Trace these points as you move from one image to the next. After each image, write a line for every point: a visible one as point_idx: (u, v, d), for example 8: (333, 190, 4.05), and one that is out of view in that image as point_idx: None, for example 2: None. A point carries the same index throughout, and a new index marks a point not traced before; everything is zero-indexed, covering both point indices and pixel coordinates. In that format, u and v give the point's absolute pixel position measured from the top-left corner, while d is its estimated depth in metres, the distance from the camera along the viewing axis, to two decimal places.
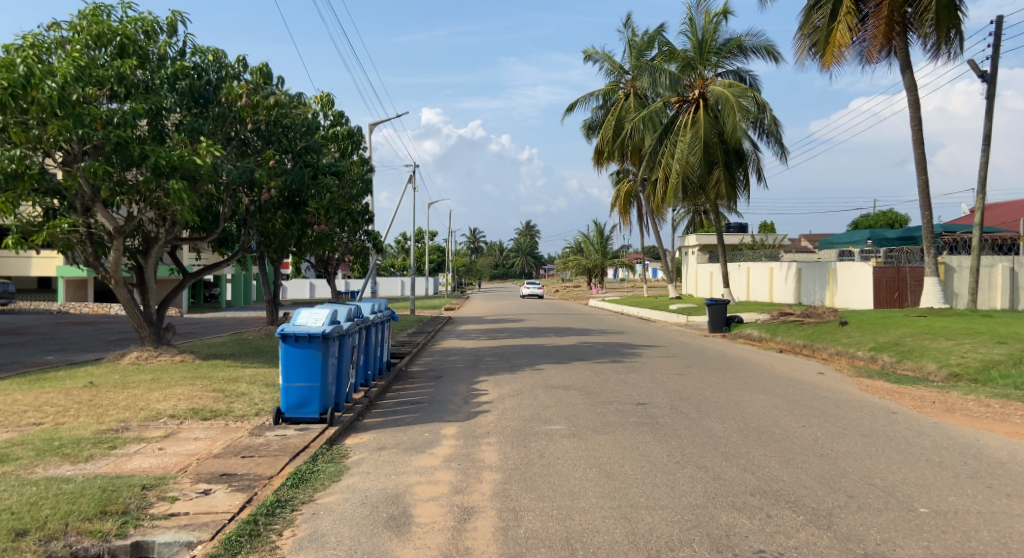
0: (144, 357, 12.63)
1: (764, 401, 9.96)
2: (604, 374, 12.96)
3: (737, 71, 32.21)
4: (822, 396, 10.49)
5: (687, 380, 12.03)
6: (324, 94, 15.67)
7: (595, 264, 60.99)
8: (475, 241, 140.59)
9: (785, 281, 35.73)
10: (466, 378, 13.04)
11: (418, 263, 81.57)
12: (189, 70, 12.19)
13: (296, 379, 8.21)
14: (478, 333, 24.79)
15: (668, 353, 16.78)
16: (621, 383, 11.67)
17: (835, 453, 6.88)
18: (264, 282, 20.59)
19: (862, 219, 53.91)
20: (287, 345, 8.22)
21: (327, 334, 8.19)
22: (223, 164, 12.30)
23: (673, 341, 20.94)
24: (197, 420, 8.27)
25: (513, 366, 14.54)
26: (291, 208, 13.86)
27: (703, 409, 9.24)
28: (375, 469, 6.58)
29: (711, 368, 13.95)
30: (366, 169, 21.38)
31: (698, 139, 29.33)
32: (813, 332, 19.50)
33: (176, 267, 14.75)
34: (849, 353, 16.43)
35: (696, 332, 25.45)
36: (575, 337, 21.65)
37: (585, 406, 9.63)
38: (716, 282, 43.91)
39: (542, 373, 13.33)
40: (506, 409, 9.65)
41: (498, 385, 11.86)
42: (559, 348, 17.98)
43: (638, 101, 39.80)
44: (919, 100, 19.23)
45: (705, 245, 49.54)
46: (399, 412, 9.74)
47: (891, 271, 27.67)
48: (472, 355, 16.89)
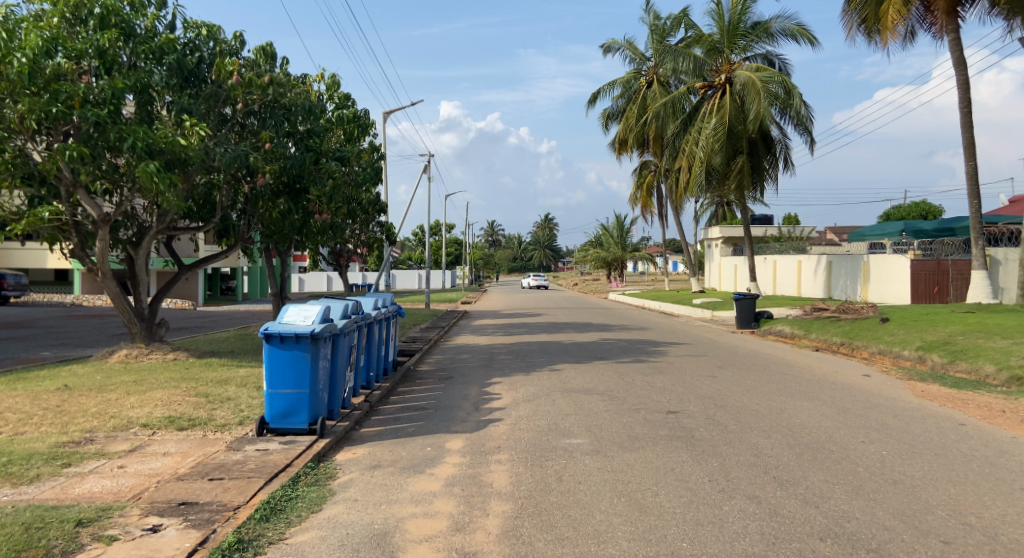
0: (133, 356, 11.74)
1: (813, 410, 8.85)
2: (630, 376, 11.92)
3: (766, 55, 30.70)
4: (876, 404, 9.36)
5: (722, 384, 10.94)
6: (329, 75, 14.69)
7: (615, 257, 59.75)
8: (493, 234, 139.78)
9: (815, 274, 34.40)
10: (479, 379, 12.05)
11: (435, 255, 80.97)
12: (178, 45, 11.30)
13: (283, 385, 7.24)
14: (495, 328, 23.80)
15: (697, 352, 15.67)
16: (650, 387, 10.62)
17: (911, 481, 5.77)
18: (270, 275, 19.66)
19: (894, 210, 52.26)
20: (272, 346, 7.23)
21: (317, 334, 7.19)
22: (215, 146, 11.39)
23: (700, 338, 19.78)
24: (171, 430, 7.33)
25: (531, 366, 13.52)
26: (291, 195, 12.92)
27: (744, 420, 8.17)
28: (364, 496, 5.60)
29: (745, 369, 12.84)
30: (377, 156, 20.42)
31: (724, 126, 27.99)
32: (850, 329, 18.31)
33: (172, 260, 13.87)
34: (893, 352, 15.24)
35: (723, 329, 24.26)
36: (596, 333, 20.57)
37: (610, 414, 8.59)
38: (741, 275, 42.58)
39: (560, 374, 12.31)
40: (521, 417, 8.64)
41: (513, 389, 10.86)
42: (580, 346, 16.92)
43: (662, 88, 38.42)
44: (968, 79, 17.92)
45: (729, 237, 48.19)
46: (401, 421, 8.75)
47: (930, 264, 26.37)
48: (487, 354, 15.90)
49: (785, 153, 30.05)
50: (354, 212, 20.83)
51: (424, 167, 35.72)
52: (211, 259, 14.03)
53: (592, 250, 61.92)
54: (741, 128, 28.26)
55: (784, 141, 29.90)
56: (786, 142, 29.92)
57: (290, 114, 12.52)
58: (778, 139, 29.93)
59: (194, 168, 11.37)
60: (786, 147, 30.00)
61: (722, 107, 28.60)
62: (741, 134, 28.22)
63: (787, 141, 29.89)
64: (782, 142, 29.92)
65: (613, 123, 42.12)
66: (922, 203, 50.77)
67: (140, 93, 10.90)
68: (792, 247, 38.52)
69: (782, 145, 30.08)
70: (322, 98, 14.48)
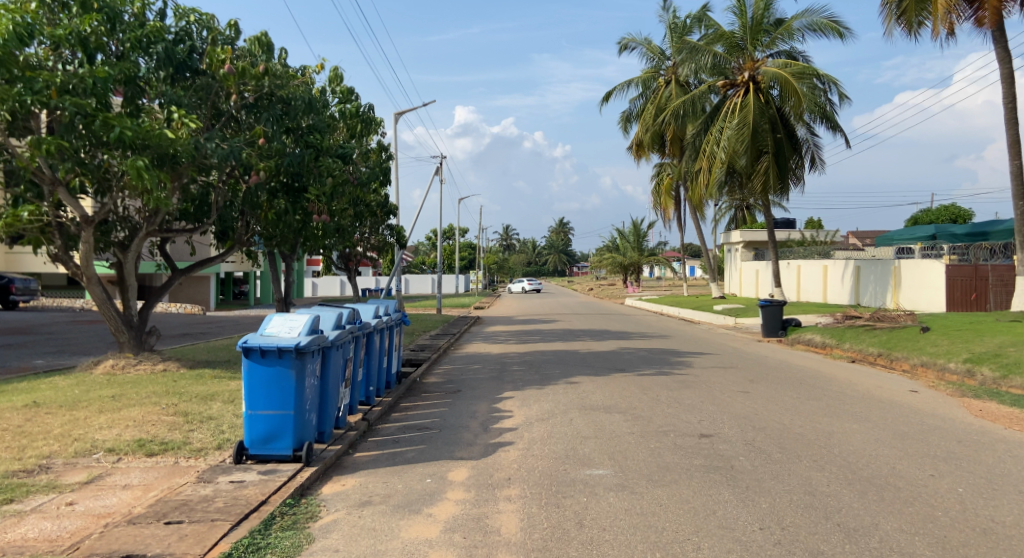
0: (120, 367, 10.91)
1: (866, 435, 7.83)
2: (655, 391, 10.94)
3: (791, 52, 29.71)
4: (933, 427, 8.36)
5: (757, 401, 9.96)
6: (333, 69, 13.87)
7: (632, 261, 58.68)
8: (509, 239, 139.01)
9: (841, 280, 33.21)
10: (490, 393, 11.14)
11: (449, 260, 80.33)
12: (166, 33, 10.50)
13: (264, 406, 6.35)
14: (509, 335, 22.89)
15: (724, 363, 14.66)
16: (678, 404, 9.65)
17: (1005, 531, 4.79)
18: (275, 280, 18.86)
19: (922, 215, 50.87)
20: (251, 362, 6.35)
21: (303, 348, 6.31)
22: (206, 141, 10.56)
23: (726, 348, 18.76)
24: (139, 456, 6.48)
25: (546, 378, 12.59)
26: (290, 195, 12.06)
27: (789, 447, 7.19)
28: (347, 544, 4.70)
29: (780, 384, 11.82)
30: (385, 156, 19.60)
31: (748, 124, 26.98)
32: (887, 340, 17.26)
33: (166, 264, 13.05)
34: (938, 365, 14.18)
35: (747, 337, 23.20)
36: (615, 341, 19.60)
37: (635, 438, 7.65)
38: (763, 281, 41.42)
39: (578, 388, 11.37)
40: (535, 441, 7.70)
41: (528, 405, 9.93)
42: (599, 356, 15.98)
43: (681, 89, 37.45)
44: (1012, 73, 16.80)
45: (750, 241, 47.03)
46: (400, 442, 7.84)
47: (967, 270, 25.18)
48: (499, 364, 15.00)
49: (813, 152, 29.05)
50: (359, 214, 19.97)
51: (436, 169, 34.96)
52: (208, 263, 13.19)
53: (607, 254, 60.87)
54: (766, 126, 27.21)
55: (811, 140, 28.94)
56: (813, 141, 28.95)
57: (289, 108, 11.71)
58: (804, 138, 28.97)
59: (183, 165, 10.53)
60: (813, 146, 29.03)
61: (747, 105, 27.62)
62: (768, 132, 27.19)
63: (814, 140, 28.92)
64: (809, 141, 28.97)
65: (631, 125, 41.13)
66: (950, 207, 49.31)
67: (126, 83, 10.15)
68: (817, 251, 37.30)
69: (809, 144, 29.11)
70: (325, 93, 13.67)
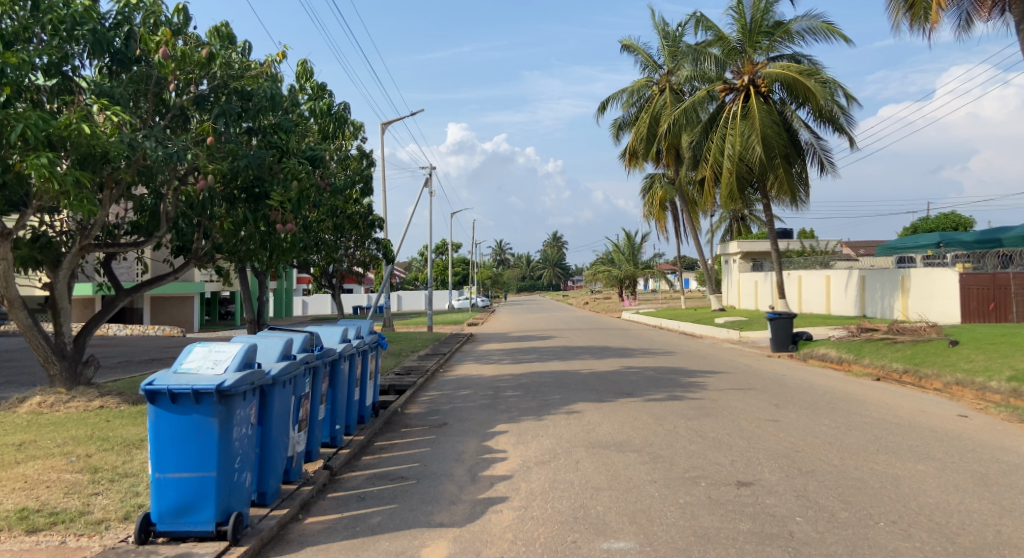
0: (48, 404, 9.37)
1: (941, 481, 6.37)
2: (671, 420, 9.45)
3: (793, 55, 28.23)
4: (1015, 467, 6.95)
5: (793, 433, 8.49)
6: (301, 63, 12.39)
7: (627, 274, 57.21)
8: (501, 254, 137.66)
9: (845, 290, 31.91)
10: (479, 426, 9.62)
11: (439, 276, 78.80)
12: (95, 14, 8.94)
13: (176, 467, 4.83)
14: (502, 354, 21.39)
15: (740, 384, 13.19)
16: (701, 439, 8.16)
17: None
18: (246, 300, 17.24)
19: (922, 223, 49.97)
20: (159, 410, 4.84)
21: (227, 390, 4.80)
22: (142, 140, 9.05)
23: (737, 365, 17.33)
24: (16, 535, 4.93)
25: (543, 406, 11.09)
26: (250, 202, 10.60)
27: (855, 502, 5.70)
28: None
29: (811, 409, 10.38)
30: (364, 164, 18.12)
31: (756, 131, 25.85)
32: (913, 356, 16.01)
33: (111, 284, 11.49)
34: (979, 385, 12.82)
35: (757, 352, 21.81)
36: (615, 360, 18.14)
37: (660, 490, 6.17)
38: (762, 292, 40.12)
39: (582, 418, 9.89)
40: (535, 494, 6.20)
41: (524, 442, 8.42)
42: (600, 377, 14.52)
43: (675, 96, 36.02)
44: None
45: (748, 251, 45.74)
46: (366, 499, 6.31)
47: (983, 277, 23.95)
48: (491, 388, 13.52)
49: (820, 157, 27.69)
50: (330, 225, 18.31)
51: (424, 181, 33.49)
52: (158, 280, 11.63)
53: (602, 267, 59.42)
54: (774, 132, 26.08)
55: (816, 144, 27.57)
56: (819, 144, 27.64)
57: (246, 105, 10.28)
58: (809, 142, 27.66)
59: (115, 169, 8.99)
60: (820, 150, 27.64)
61: (751, 111, 26.47)
62: (776, 138, 26.07)
63: (820, 145, 27.62)
64: (814, 145, 27.65)
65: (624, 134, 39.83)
66: (951, 214, 48.35)
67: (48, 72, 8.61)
68: (819, 260, 36.04)
69: (814, 149, 27.77)
70: (292, 90, 12.22)
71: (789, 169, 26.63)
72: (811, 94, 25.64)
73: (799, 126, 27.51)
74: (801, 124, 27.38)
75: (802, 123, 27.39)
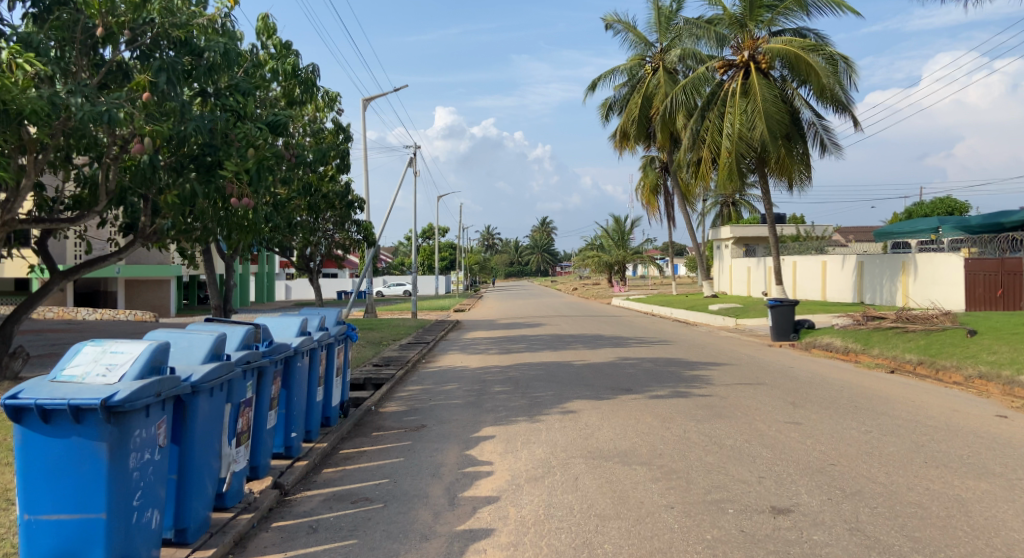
0: None
1: (1017, 506, 5.32)
2: (679, 423, 8.33)
3: (796, 29, 27.10)
4: None
5: (822, 440, 7.39)
6: (262, 17, 11.04)
7: (617, 260, 56.20)
8: (489, 239, 136.37)
9: (842, 276, 30.98)
10: (461, 429, 8.45)
11: (426, 261, 77.61)
12: None
13: (51, 507, 3.63)
14: (489, 343, 20.25)
15: (748, 378, 12.11)
16: (718, 449, 7.04)
17: None
18: (211, 284, 15.57)
19: (916, 208, 49.28)
20: (29, 431, 3.65)
21: (117, 406, 3.60)
22: (65, 96, 7.81)
23: (739, 356, 16.30)
24: None
25: (534, 404, 9.95)
26: (203, 173, 9.30)
27: (924, 538, 4.63)
28: None
29: (833, 408, 9.30)
30: (341, 138, 16.80)
31: (758, 109, 24.86)
32: (927, 346, 15.05)
33: (46, 267, 10.19)
34: (1007, 380, 11.87)
35: (756, 341, 20.82)
36: (609, 350, 17.04)
37: (681, 517, 5.06)
38: (755, 279, 39.18)
39: (579, 418, 8.79)
40: (528, 523, 5.06)
41: (512, 450, 7.27)
42: (595, 369, 13.42)
43: (669, 76, 34.75)
44: None
45: (740, 236, 44.72)
46: (318, 530, 5.11)
47: (990, 263, 22.86)
48: (477, 381, 12.38)
49: (821, 137, 26.67)
50: (301, 205, 16.94)
51: (407, 161, 32.19)
52: (100, 261, 10.34)
53: (591, 253, 58.39)
54: (777, 111, 25.00)
55: (817, 124, 26.56)
56: (820, 124, 26.63)
57: (197, 62, 9.12)
58: (810, 121, 26.63)
59: (35, 132, 7.75)
60: (821, 129, 26.61)
61: (753, 89, 25.47)
62: (779, 117, 24.98)
63: (821, 124, 26.59)
64: (815, 125, 26.60)
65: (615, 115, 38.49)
66: (947, 200, 47.67)
67: None
68: (814, 246, 35.12)
69: (815, 128, 26.73)
70: (251, 48, 10.93)
71: (789, 148, 25.67)
72: (813, 73, 24.51)
73: (800, 105, 26.46)
74: (803, 103, 26.31)
75: (804, 102, 26.33)
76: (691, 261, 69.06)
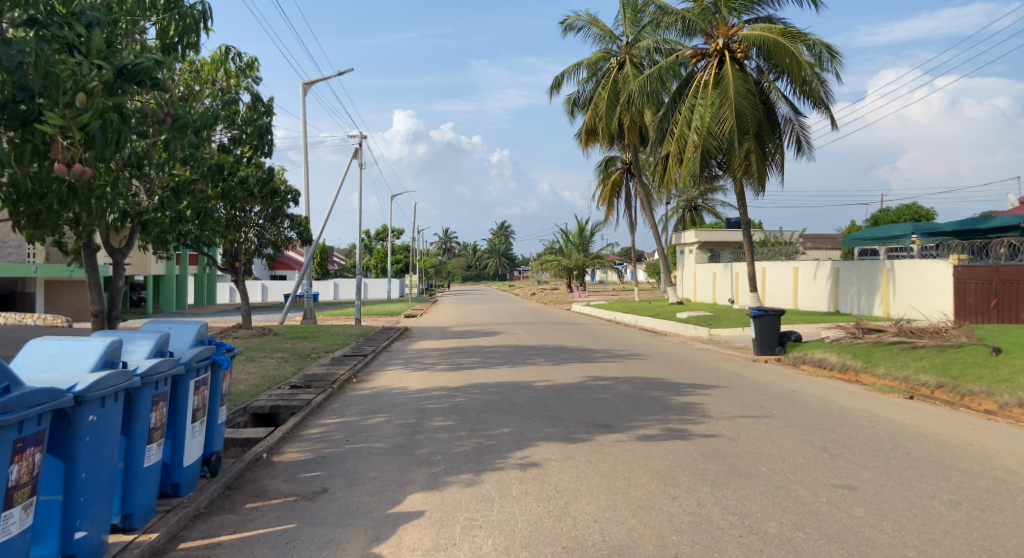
0: None
1: None
2: (687, 488, 5.88)
3: (771, 18, 25.13)
4: None
5: (910, 528, 4.99)
6: None
7: (577, 264, 54.01)
8: (446, 242, 133.57)
9: (816, 283, 29.16)
10: (376, 497, 5.86)
11: (380, 264, 74.49)
12: None
13: None
14: (436, 354, 17.68)
15: (753, 408, 9.77)
16: (762, 547, 4.62)
17: None
18: (90, 284, 12.59)
19: (881, 214, 48.09)
20: None
21: None
22: None
23: (726, 374, 13.99)
24: None
25: (486, 449, 7.41)
26: (19, 125, 6.63)
27: None
28: None
29: (883, 461, 6.96)
30: (260, 113, 13.93)
31: (730, 101, 22.72)
32: (943, 366, 12.94)
33: None
34: None
35: (737, 355, 18.64)
36: (575, 366, 14.56)
37: None
38: (721, 285, 37.29)
39: (546, 477, 6.27)
40: None
41: (447, 546, 4.74)
42: (560, 394, 10.91)
43: (636, 70, 32.64)
44: None
45: (705, 241, 42.74)
46: None
47: (983, 271, 20.97)
48: (414, 410, 9.78)
49: (798, 135, 24.67)
50: (211, 194, 14.05)
51: (352, 153, 29.37)
52: None
53: (550, 257, 56.06)
54: (750, 102, 22.94)
55: (794, 120, 24.54)
56: (797, 121, 24.64)
57: None
58: (787, 117, 24.62)
59: None
60: (798, 127, 24.57)
61: (725, 79, 23.36)
62: (753, 109, 22.91)
63: (798, 119, 24.57)
64: (793, 120, 24.60)
65: (578, 111, 36.17)
66: (913, 207, 46.73)
67: None
68: (784, 252, 33.28)
69: (792, 125, 24.68)
70: None
71: (764, 146, 23.55)
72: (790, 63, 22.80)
73: (777, 99, 24.56)
74: (780, 96, 24.40)
75: (780, 95, 24.36)
76: (651, 267, 67.26)
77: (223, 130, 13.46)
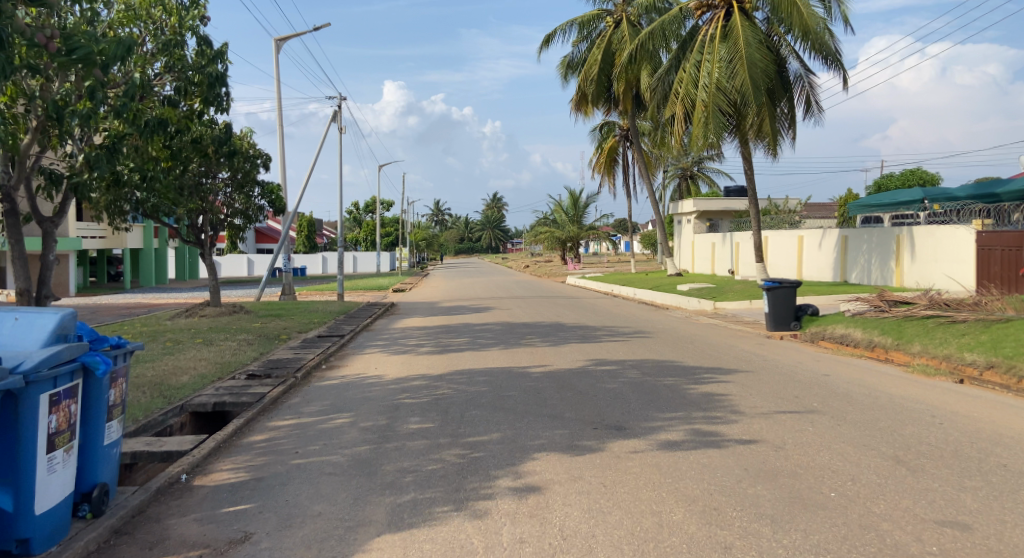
0: None
1: None
2: (741, 531, 4.30)
3: None
4: None
5: None
6: None
7: (571, 236, 52.27)
8: (438, 214, 131.37)
9: (821, 253, 27.65)
10: (314, 550, 4.24)
11: (369, 237, 72.54)
12: None
13: None
14: (421, 334, 16.06)
15: (791, 400, 8.19)
16: None
17: None
18: (14, 257, 10.83)
19: (886, 179, 46.49)
20: None
21: None
22: None
23: (745, 355, 12.43)
24: None
25: (469, 464, 5.81)
26: None
27: None
28: None
29: (981, 479, 5.38)
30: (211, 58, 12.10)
31: (740, 55, 20.95)
32: (991, 344, 11.43)
33: None
34: None
35: (749, 331, 17.09)
36: (573, 347, 12.95)
37: None
38: (721, 256, 35.76)
39: (545, 512, 4.67)
40: None
41: None
42: (560, 384, 9.30)
43: (632, 28, 30.69)
44: None
45: (704, 211, 41.10)
46: None
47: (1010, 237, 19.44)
48: (385, 407, 8.15)
49: (808, 94, 22.93)
50: (154, 155, 12.26)
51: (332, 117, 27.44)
52: None
53: (544, 228, 54.31)
54: (760, 57, 21.17)
55: (805, 77, 22.73)
56: (808, 79, 22.82)
57: None
58: (797, 74, 22.78)
59: None
60: (809, 85, 22.76)
61: (734, 32, 21.57)
62: (763, 65, 21.16)
63: (809, 78, 22.78)
64: (803, 79, 22.80)
65: (571, 74, 34.20)
66: (918, 171, 45.24)
67: None
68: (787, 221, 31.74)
69: (802, 83, 22.89)
70: None
71: (773, 106, 21.84)
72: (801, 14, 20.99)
73: (787, 54, 22.82)
74: (791, 52, 22.69)
75: (791, 51, 22.60)
76: (647, 237, 65.63)
77: (168, 81, 11.67)
